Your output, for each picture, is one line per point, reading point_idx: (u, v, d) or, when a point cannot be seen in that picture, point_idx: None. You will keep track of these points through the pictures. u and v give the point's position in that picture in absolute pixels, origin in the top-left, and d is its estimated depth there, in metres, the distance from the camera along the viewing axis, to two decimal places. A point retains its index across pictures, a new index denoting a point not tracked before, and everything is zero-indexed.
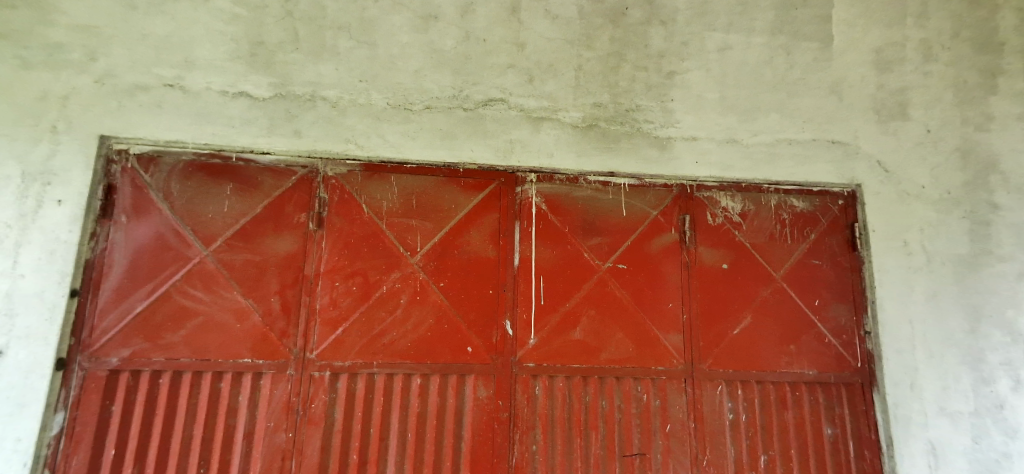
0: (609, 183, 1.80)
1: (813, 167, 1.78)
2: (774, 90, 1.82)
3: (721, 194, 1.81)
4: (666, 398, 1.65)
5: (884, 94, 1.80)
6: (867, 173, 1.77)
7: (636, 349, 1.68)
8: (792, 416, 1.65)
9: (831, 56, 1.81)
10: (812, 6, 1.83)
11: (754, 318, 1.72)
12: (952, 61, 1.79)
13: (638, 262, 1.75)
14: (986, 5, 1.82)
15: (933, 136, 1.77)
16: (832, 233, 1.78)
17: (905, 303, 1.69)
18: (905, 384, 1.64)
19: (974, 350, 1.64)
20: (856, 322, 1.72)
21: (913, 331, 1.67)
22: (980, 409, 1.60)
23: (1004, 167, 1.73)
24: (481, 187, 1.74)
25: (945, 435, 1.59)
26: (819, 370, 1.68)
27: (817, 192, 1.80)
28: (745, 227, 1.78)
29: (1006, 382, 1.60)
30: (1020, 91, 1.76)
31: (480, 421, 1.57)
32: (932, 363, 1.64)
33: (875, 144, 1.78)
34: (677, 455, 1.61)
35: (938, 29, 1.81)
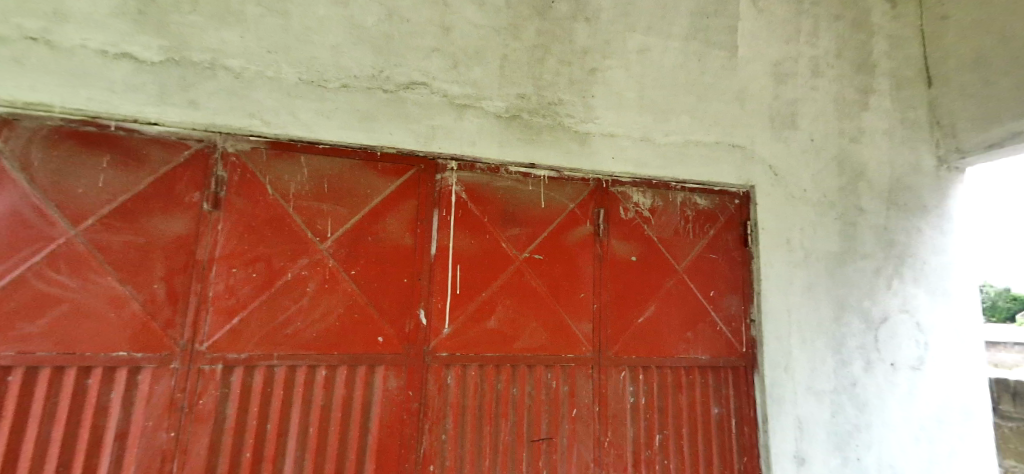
0: (529, 175, 1.82)
1: (717, 168, 1.90)
2: (687, 93, 1.91)
3: (633, 189, 1.89)
4: (574, 385, 1.71)
5: (780, 103, 1.96)
6: (763, 176, 1.92)
7: (549, 338, 1.72)
8: (686, 398, 1.78)
9: (738, 65, 1.94)
10: (722, 17, 1.95)
11: (657, 308, 1.83)
12: (836, 78, 1.99)
13: (554, 253, 1.78)
14: (866, 29, 2.03)
15: (817, 145, 1.96)
16: (730, 230, 1.92)
17: (786, 294, 1.87)
18: (782, 367, 1.82)
19: (838, 335, 1.86)
20: (744, 311, 1.88)
21: (790, 319, 1.85)
22: (839, 388, 1.82)
23: (870, 176, 1.96)
24: (399, 172, 1.69)
25: (811, 411, 1.79)
26: (711, 355, 1.83)
27: (718, 191, 1.94)
28: (653, 222, 1.88)
29: (860, 363, 1.85)
30: (888, 109, 2.00)
31: (388, 412, 1.54)
32: (804, 347, 1.84)
33: (771, 149, 1.94)
34: (581, 438, 1.68)
35: (827, 47, 2.00)
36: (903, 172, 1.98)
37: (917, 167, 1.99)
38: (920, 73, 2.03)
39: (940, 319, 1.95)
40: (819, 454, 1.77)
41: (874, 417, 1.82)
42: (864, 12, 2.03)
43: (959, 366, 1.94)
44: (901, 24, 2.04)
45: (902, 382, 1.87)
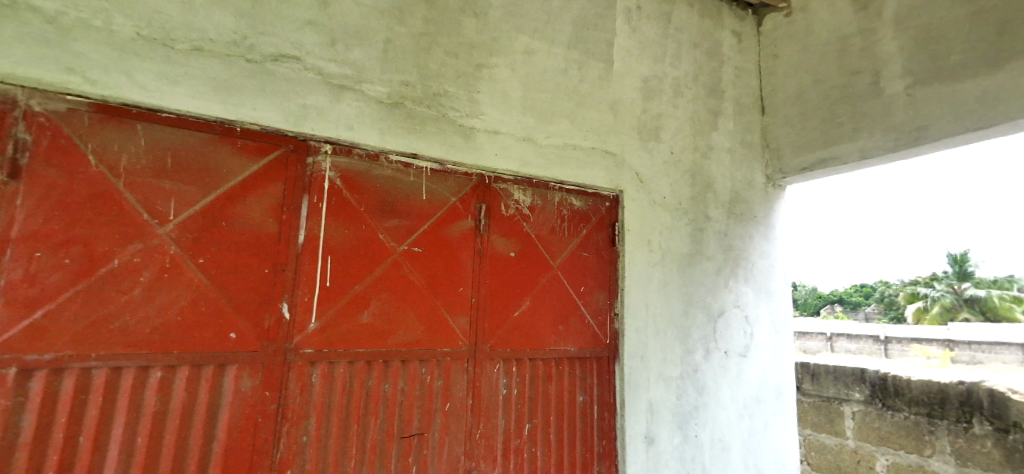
0: (411, 166, 1.77)
1: (591, 172, 2.03)
2: (567, 98, 2.01)
3: (514, 187, 1.94)
4: (449, 378, 1.70)
5: (647, 117, 2.15)
6: (630, 182, 2.09)
7: (425, 332, 1.69)
8: (554, 388, 1.88)
9: (613, 77, 2.09)
10: (601, 30, 2.09)
11: (532, 302, 1.90)
12: (693, 99, 2.24)
13: (434, 246, 1.76)
14: (719, 58, 2.30)
15: (676, 157, 2.18)
16: (600, 230, 2.06)
17: (645, 290, 2.06)
18: (638, 356, 2.00)
19: (685, 327, 2.10)
20: (610, 306, 2.04)
21: (647, 313, 2.04)
22: (684, 373, 2.06)
23: (716, 188, 2.24)
24: (264, 151, 1.53)
25: (660, 395, 2.00)
26: (580, 347, 1.95)
27: (592, 194, 2.07)
28: (532, 220, 1.94)
29: (701, 351, 2.11)
30: (733, 130, 2.29)
31: (240, 416, 1.40)
32: (657, 338, 2.04)
33: (638, 158, 2.11)
34: (453, 431, 1.68)
35: (688, 70, 2.24)
36: (741, 187, 2.28)
37: (752, 183, 2.30)
38: (756, 102, 2.35)
39: (763, 314, 2.29)
40: (666, 433, 1.97)
41: (710, 398, 2.09)
42: (718, 43, 2.31)
43: (775, 352, 2.30)
44: (745, 58, 2.35)
45: (732, 368, 2.17)
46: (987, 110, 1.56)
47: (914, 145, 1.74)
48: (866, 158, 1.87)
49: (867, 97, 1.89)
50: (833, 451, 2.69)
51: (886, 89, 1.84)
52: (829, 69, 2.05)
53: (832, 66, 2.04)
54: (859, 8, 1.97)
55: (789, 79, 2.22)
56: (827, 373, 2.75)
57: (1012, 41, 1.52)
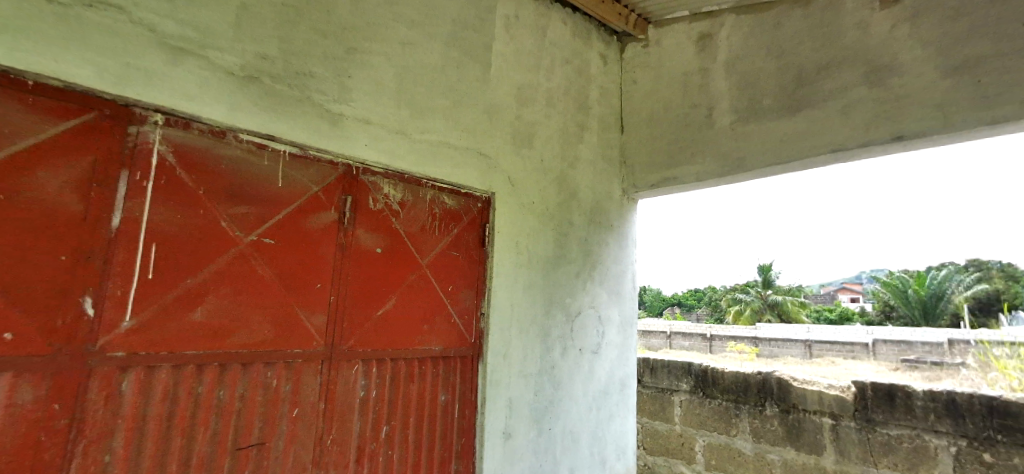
0: (266, 148, 1.60)
1: (465, 172, 2.04)
2: (443, 96, 2.00)
3: (384, 181, 1.86)
4: (299, 382, 1.57)
5: (521, 124, 2.23)
6: (502, 185, 2.15)
7: (273, 332, 1.54)
8: (416, 388, 1.85)
9: (490, 81, 2.13)
10: (480, 34, 2.12)
11: (397, 301, 1.84)
12: (563, 112, 2.38)
13: (290, 239, 1.61)
14: (588, 77, 2.48)
15: (545, 165, 2.30)
16: (471, 230, 2.08)
17: (510, 290, 2.13)
18: (501, 354, 2.06)
19: (546, 326, 2.22)
20: (476, 305, 2.06)
21: (511, 313, 2.11)
22: (543, 370, 2.17)
23: (579, 197, 2.40)
24: (68, 114, 1.26)
25: (520, 391, 2.08)
26: (444, 346, 1.94)
27: (464, 194, 2.08)
28: (402, 216, 1.89)
29: (559, 349, 2.25)
30: (598, 145, 2.48)
31: (13, 436, 1.13)
32: (520, 337, 2.12)
33: (510, 163, 2.18)
34: (301, 438, 1.56)
35: (560, 84, 2.38)
36: (601, 197, 2.48)
37: (610, 195, 2.52)
38: (617, 121, 2.57)
39: (613, 314, 2.52)
40: (522, 428, 2.06)
41: (564, 392, 2.23)
42: (588, 63, 2.49)
43: (622, 349, 2.54)
44: (609, 80, 2.56)
45: (585, 364, 2.34)
46: (785, 148, 1.90)
47: (734, 172, 2.05)
48: (700, 180, 2.16)
49: (703, 128, 2.19)
50: (663, 434, 2.97)
51: (717, 122, 2.14)
52: (674, 98, 2.33)
53: (677, 96, 2.32)
54: (700, 49, 2.26)
55: (644, 103, 2.47)
56: (664, 367, 3.05)
57: (802, 95, 1.89)
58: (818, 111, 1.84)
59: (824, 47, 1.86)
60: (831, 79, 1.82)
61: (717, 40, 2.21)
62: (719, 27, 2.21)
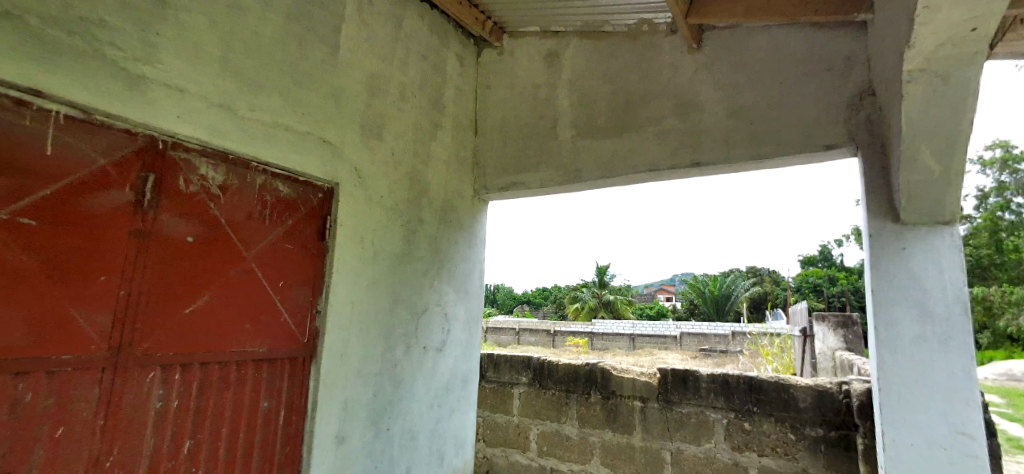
0: (29, 104, 1.26)
1: (303, 158, 1.87)
2: (280, 73, 1.81)
3: (202, 160, 1.61)
4: (67, 395, 1.28)
5: (370, 113, 2.13)
6: (346, 176, 2.02)
7: (30, 335, 1.22)
8: (231, 395, 1.63)
9: (336, 64, 1.99)
10: (325, 11, 1.97)
11: (213, 297, 1.60)
12: (416, 107, 2.34)
13: (63, 220, 1.29)
14: (443, 75, 2.48)
15: (395, 158, 2.23)
16: (309, 222, 1.91)
17: (352, 287, 2.00)
18: (338, 355, 1.92)
19: (388, 325, 2.15)
20: (311, 302, 1.90)
21: (352, 311, 2.00)
22: (383, 369, 2.11)
23: (430, 194, 2.39)
24: None
25: (357, 393, 1.98)
26: (270, 347, 1.75)
27: (303, 182, 1.91)
28: (222, 202, 1.65)
29: (402, 347, 2.21)
30: (450, 144, 2.49)
31: None
32: (360, 336, 2.01)
33: (356, 153, 2.06)
34: (65, 462, 1.26)
35: (413, 78, 2.33)
36: (452, 197, 2.50)
37: (461, 194, 2.55)
38: (470, 123, 2.62)
39: (459, 312, 2.56)
40: (357, 430, 1.97)
41: (404, 391, 2.20)
42: (444, 61, 2.49)
43: (466, 346, 2.60)
44: (464, 81, 2.60)
45: (428, 362, 2.34)
46: (613, 164, 2.14)
47: (571, 181, 2.24)
48: (543, 187, 2.32)
49: (547, 138, 2.35)
50: (502, 426, 3.00)
51: (560, 134, 2.32)
52: (524, 107, 2.46)
53: (526, 106, 2.45)
54: (548, 64, 2.42)
55: (498, 109, 2.56)
56: (505, 361, 3.07)
57: (629, 119, 2.14)
58: (640, 135, 2.10)
59: (646, 79, 2.13)
60: (651, 108, 2.09)
61: (562, 58, 2.38)
62: (565, 47, 2.39)
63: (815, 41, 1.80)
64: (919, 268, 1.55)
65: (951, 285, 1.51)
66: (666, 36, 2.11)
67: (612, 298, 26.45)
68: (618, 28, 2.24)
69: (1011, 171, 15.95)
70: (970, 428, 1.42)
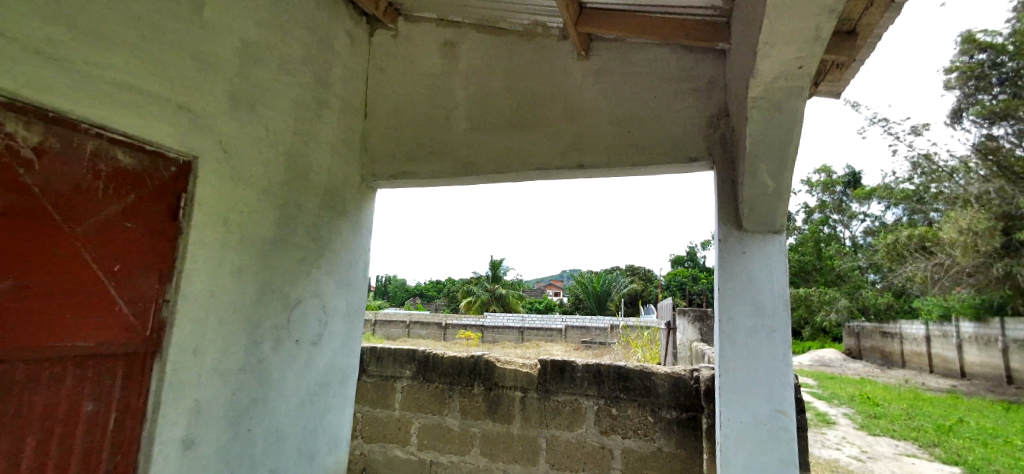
0: None
1: (155, 126, 1.55)
2: (129, 23, 1.46)
3: (6, 112, 1.23)
4: None
5: (241, 82, 1.86)
6: (208, 149, 1.73)
7: None
8: (39, 399, 1.30)
9: (200, 21, 1.68)
10: None
11: (20, 282, 1.24)
12: (299, 81, 2.12)
13: None
14: (330, 50, 2.29)
15: (271, 135, 1.99)
16: (157, 200, 1.58)
17: (211, 275, 1.73)
18: (190, 350, 1.66)
19: (256, 317, 1.92)
20: (158, 291, 1.58)
21: (210, 301, 1.73)
22: (246, 366, 1.88)
23: (312, 178, 2.20)
24: None
25: (212, 393, 1.74)
26: (99, 341, 1.43)
27: (148, 151, 1.57)
28: (37, 167, 1.29)
29: (271, 342, 1.99)
30: (335, 124, 2.32)
31: None
32: (219, 330, 1.76)
33: (222, 125, 1.79)
34: None
35: (295, 49, 2.10)
36: (336, 183, 2.33)
37: (347, 180, 2.40)
38: (360, 106, 2.48)
39: (339, 304, 2.40)
40: (212, 435, 1.74)
41: (272, 388, 2.00)
42: (331, 35, 2.30)
43: (345, 340, 2.45)
44: (355, 61, 2.44)
45: (301, 357, 2.15)
46: (505, 160, 2.18)
47: (464, 173, 2.23)
48: (434, 178, 2.28)
49: (440, 129, 2.32)
50: (382, 421, 2.92)
51: (454, 126, 2.29)
52: (418, 95, 2.39)
53: (421, 95, 2.39)
54: (444, 54, 2.37)
55: (391, 94, 2.45)
56: (389, 354, 2.98)
57: (522, 117, 2.18)
58: (532, 133, 2.15)
59: (539, 81, 2.19)
60: (542, 109, 2.16)
61: (459, 48, 2.35)
62: (462, 38, 2.36)
63: (684, 64, 1.99)
64: (756, 271, 1.79)
65: (778, 286, 1.77)
66: (558, 41, 2.19)
67: (504, 292, 27.10)
68: (514, 26, 2.27)
69: (830, 192, 19.26)
70: (785, 406, 1.69)
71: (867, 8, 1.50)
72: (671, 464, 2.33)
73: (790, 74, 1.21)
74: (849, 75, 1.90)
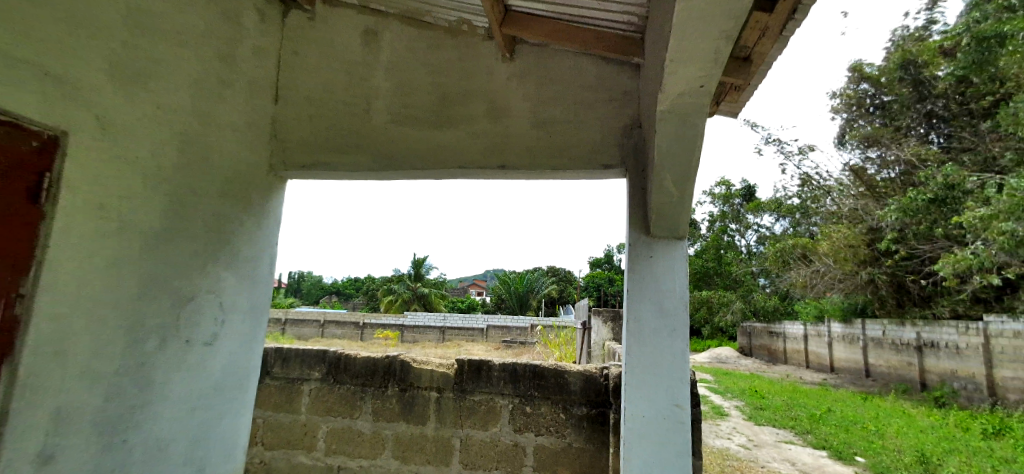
0: None
1: (10, 92, 1.30)
2: None
3: None
4: None
5: (127, 52, 1.62)
6: (80, 123, 1.49)
7: None
8: None
9: None
10: None
11: None
12: (198, 56, 1.90)
13: None
14: (236, 25, 2.08)
15: (162, 113, 1.77)
16: (12, 179, 1.34)
17: (80, 266, 1.50)
18: (50, 352, 1.41)
19: (137, 314, 1.69)
20: (11, 285, 1.32)
21: (79, 296, 1.49)
22: (124, 369, 1.65)
23: (211, 163, 1.99)
24: None
25: (79, 400, 1.50)
26: None
27: (1, 121, 1.31)
28: None
29: (155, 342, 1.77)
30: (240, 106, 2.12)
31: None
32: (87, 327, 1.52)
33: (100, 99, 1.55)
34: None
35: (195, 20, 1.88)
36: (240, 170, 2.14)
37: (253, 168, 2.22)
38: (271, 88, 2.29)
39: (241, 301, 2.19)
40: (77, 448, 1.49)
41: (154, 394, 1.76)
42: (237, 10, 2.08)
43: (246, 339, 2.24)
44: (267, 40, 2.25)
45: (191, 358, 1.93)
46: (427, 157, 2.14)
47: (383, 167, 2.16)
48: (351, 171, 2.19)
49: (359, 121, 2.23)
50: (285, 426, 2.75)
51: (373, 118, 2.21)
52: (336, 83, 2.27)
53: (339, 83, 2.27)
54: (365, 42, 2.28)
55: (306, 80, 2.30)
56: (296, 355, 2.80)
57: (444, 115, 2.16)
58: (454, 131, 2.14)
59: (464, 79, 2.17)
60: (466, 108, 2.15)
61: (381, 39, 2.27)
62: (385, 28, 2.28)
63: (602, 74, 2.08)
64: (661, 273, 1.92)
65: (680, 288, 1.90)
66: (484, 41, 2.18)
67: (426, 291, 26.69)
68: (439, 21, 2.22)
69: (728, 203, 21.20)
70: (681, 400, 1.81)
71: (759, 38, 1.67)
72: (580, 460, 2.41)
73: (693, 91, 1.30)
74: (744, 97, 2.10)
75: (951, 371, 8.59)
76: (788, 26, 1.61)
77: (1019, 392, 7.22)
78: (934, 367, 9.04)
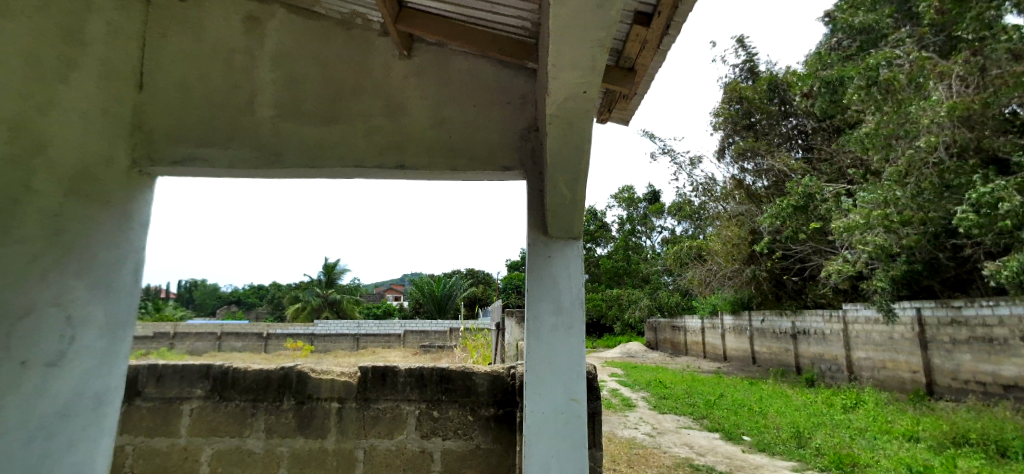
0: None
1: None
2: None
3: None
4: None
5: None
6: None
7: None
8: None
9: None
10: None
11: None
12: (41, 32, 1.61)
13: None
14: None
15: None
16: None
17: None
18: None
19: None
20: None
21: None
22: None
23: (55, 154, 1.67)
24: None
25: None
26: None
27: None
28: None
29: None
30: (89, 91, 1.82)
31: None
32: None
33: None
34: None
35: None
36: (93, 163, 1.85)
37: (111, 163, 1.94)
38: (132, 73, 2.04)
39: (94, 314, 1.86)
40: None
41: None
42: None
43: (101, 358, 1.92)
44: (128, 17, 1.99)
45: (30, 381, 1.57)
46: (319, 154, 2.03)
47: (265, 165, 2.02)
48: (233, 167, 2.02)
49: (241, 114, 2.06)
50: (161, 453, 2.46)
51: (258, 112, 2.06)
52: (213, 72, 2.08)
53: (218, 71, 2.09)
54: (247, 30, 2.12)
55: (174, 65, 2.09)
56: (174, 373, 2.53)
57: (337, 113, 2.06)
58: (347, 127, 2.05)
59: (357, 75, 2.09)
60: (360, 105, 2.07)
61: (266, 27, 2.12)
62: (269, 15, 2.13)
63: (500, 78, 2.11)
64: (557, 274, 1.97)
65: (576, 287, 1.97)
66: (380, 37, 2.12)
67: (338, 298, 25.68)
68: (330, 12, 2.12)
69: (633, 207, 22.53)
70: (578, 394, 1.87)
71: (640, 50, 1.80)
72: (488, 460, 2.39)
73: (577, 96, 1.34)
74: (632, 105, 2.25)
75: (819, 355, 9.83)
76: (664, 41, 1.75)
77: (869, 369, 8.42)
78: (806, 351, 10.30)
